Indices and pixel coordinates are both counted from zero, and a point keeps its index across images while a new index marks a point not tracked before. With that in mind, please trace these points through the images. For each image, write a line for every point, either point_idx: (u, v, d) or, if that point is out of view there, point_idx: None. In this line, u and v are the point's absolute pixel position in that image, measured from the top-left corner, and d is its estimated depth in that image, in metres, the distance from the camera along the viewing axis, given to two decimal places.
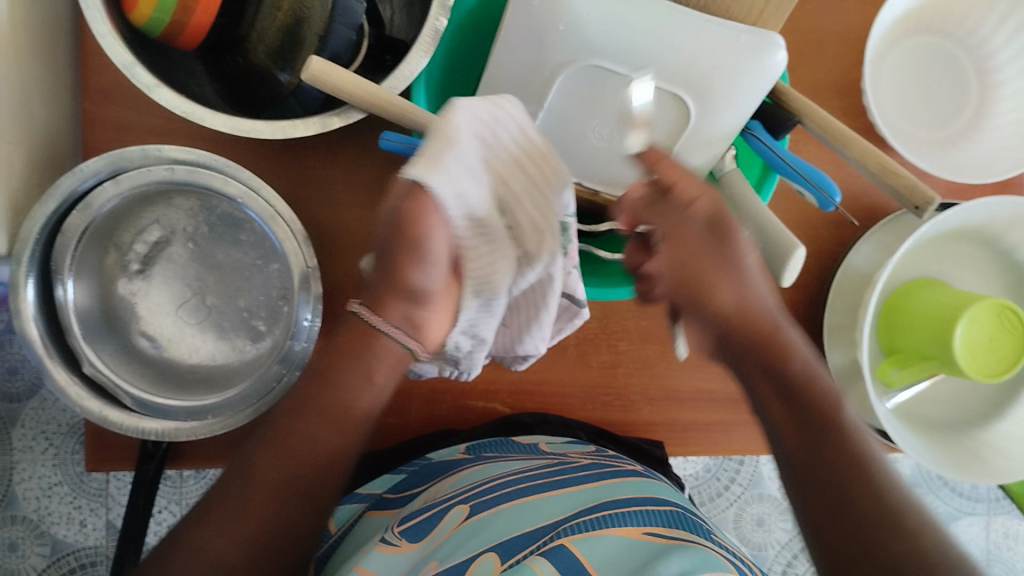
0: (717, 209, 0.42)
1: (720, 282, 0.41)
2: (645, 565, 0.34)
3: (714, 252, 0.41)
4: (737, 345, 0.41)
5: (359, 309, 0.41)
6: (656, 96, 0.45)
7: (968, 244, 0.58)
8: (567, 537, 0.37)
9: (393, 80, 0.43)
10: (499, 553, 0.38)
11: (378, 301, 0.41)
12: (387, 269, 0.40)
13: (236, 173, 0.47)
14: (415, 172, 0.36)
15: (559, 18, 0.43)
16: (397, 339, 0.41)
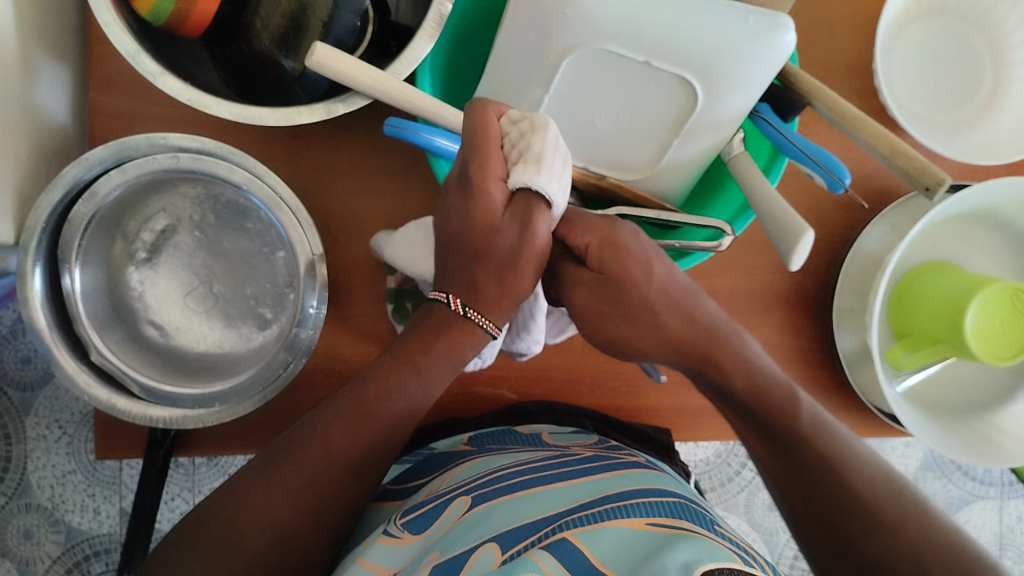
0: (610, 241, 0.41)
1: (629, 329, 0.42)
2: (649, 555, 0.34)
3: (637, 244, 0.41)
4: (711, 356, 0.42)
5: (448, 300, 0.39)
6: (663, 80, 0.44)
7: (980, 227, 0.57)
8: (569, 530, 0.37)
9: (398, 66, 0.43)
10: (499, 543, 0.38)
11: (482, 303, 0.39)
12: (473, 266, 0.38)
13: (240, 161, 0.47)
14: (528, 178, 0.35)
15: (562, 4, 0.41)
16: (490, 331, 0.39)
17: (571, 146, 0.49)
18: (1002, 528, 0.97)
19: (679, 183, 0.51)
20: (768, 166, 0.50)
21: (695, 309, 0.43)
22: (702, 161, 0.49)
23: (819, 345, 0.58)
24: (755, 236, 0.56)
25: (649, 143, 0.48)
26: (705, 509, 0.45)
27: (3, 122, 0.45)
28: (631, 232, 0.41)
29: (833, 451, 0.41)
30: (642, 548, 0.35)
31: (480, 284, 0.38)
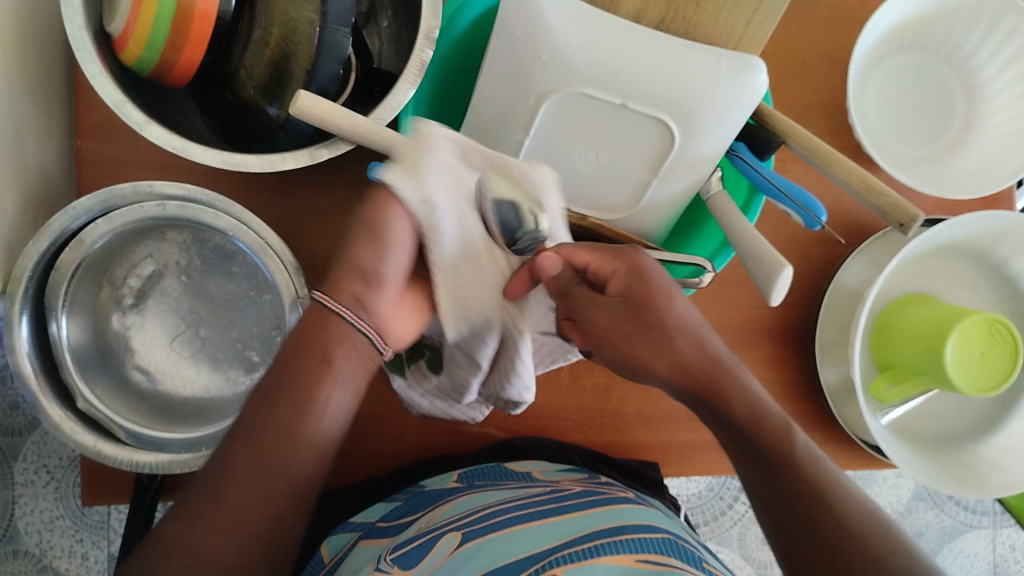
0: (638, 268, 0.42)
1: (646, 349, 0.42)
2: None
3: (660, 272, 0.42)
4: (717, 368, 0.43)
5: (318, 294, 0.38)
6: (640, 121, 0.45)
7: (958, 259, 0.58)
8: (560, 567, 0.37)
9: (381, 112, 0.44)
10: None
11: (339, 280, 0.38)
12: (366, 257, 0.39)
13: (226, 207, 0.48)
14: (387, 175, 0.39)
15: (541, 49, 0.43)
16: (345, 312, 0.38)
17: None
18: (996, 557, 0.97)
19: (659, 222, 0.51)
20: (745, 203, 0.51)
21: (707, 340, 0.42)
22: (682, 200, 0.50)
23: (804, 379, 0.59)
24: (736, 271, 0.57)
25: (630, 182, 0.49)
26: (693, 543, 0.45)
27: None
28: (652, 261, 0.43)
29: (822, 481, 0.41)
30: None
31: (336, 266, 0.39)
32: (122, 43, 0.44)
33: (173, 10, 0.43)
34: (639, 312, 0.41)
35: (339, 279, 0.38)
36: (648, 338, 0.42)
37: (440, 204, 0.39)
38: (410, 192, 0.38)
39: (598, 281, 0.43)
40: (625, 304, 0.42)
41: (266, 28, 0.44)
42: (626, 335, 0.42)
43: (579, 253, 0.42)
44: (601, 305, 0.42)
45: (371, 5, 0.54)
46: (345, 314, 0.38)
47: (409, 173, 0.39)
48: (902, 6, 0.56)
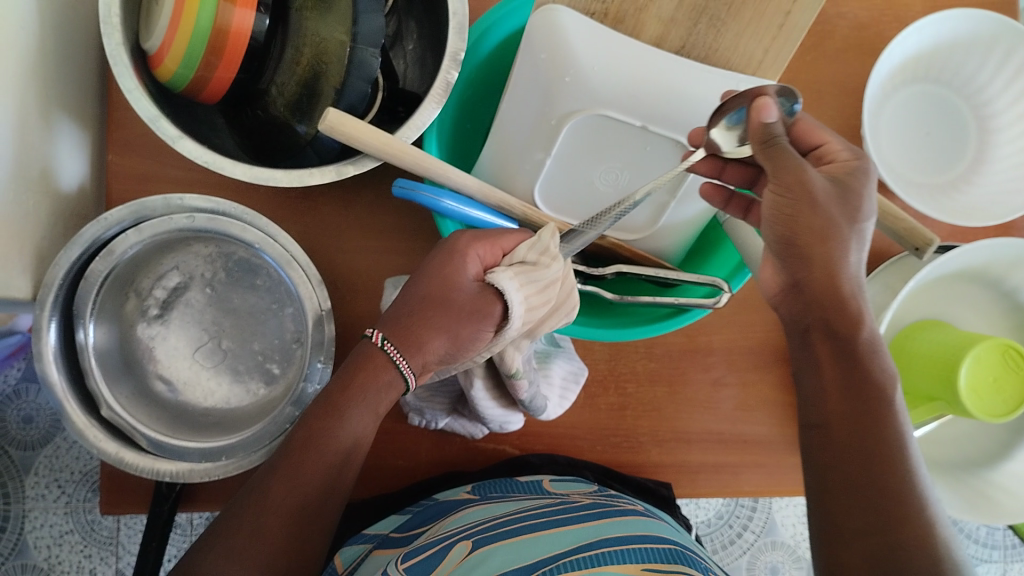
0: (839, 173, 0.40)
1: (812, 230, 0.38)
2: None
3: (860, 191, 0.40)
4: (809, 295, 0.39)
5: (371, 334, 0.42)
6: (659, 143, 0.46)
7: (970, 287, 0.59)
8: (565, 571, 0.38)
9: (406, 130, 0.45)
10: None
11: (404, 340, 0.42)
12: (412, 311, 0.42)
13: (253, 220, 0.49)
14: (504, 277, 0.40)
15: (564, 71, 0.44)
16: (401, 367, 0.41)
17: (570, 207, 0.50)
18: None
19: (675, 243, 0.53)
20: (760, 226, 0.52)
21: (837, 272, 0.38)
22: (698, 221, 0.52)
23: None
24: (750, 293, 0.58)
25: (648, 205, 0.50)
26: (701, 558, 0.45)
27: (25, 181, 0.47)
28: (823, 184, 0.39)
29: (836, 455, 0.37)
30: None
31: (411, 326, 0.42)
32: (158, 59, 0.46)
33: (209, 29, 0.45)
34: (842, 194, 0.39)
35: (416, 344, 0.42)
36: (779, 255, 0.40)
37: (519, 317, 0.41)
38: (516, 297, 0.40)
39: (818, 161, 0.42)
40: (832, 182, 0.39)
41: (298, 48, 0.46)
42: (794, 185, 0.38)
43: (820, 131, 0.43)
44: (812, 173, 0.39)
45: (398, 28, 0.56)
46: (403, 368, 0.41)
47: (529, 289, 0.41)
48: (917, 38, 0.57)
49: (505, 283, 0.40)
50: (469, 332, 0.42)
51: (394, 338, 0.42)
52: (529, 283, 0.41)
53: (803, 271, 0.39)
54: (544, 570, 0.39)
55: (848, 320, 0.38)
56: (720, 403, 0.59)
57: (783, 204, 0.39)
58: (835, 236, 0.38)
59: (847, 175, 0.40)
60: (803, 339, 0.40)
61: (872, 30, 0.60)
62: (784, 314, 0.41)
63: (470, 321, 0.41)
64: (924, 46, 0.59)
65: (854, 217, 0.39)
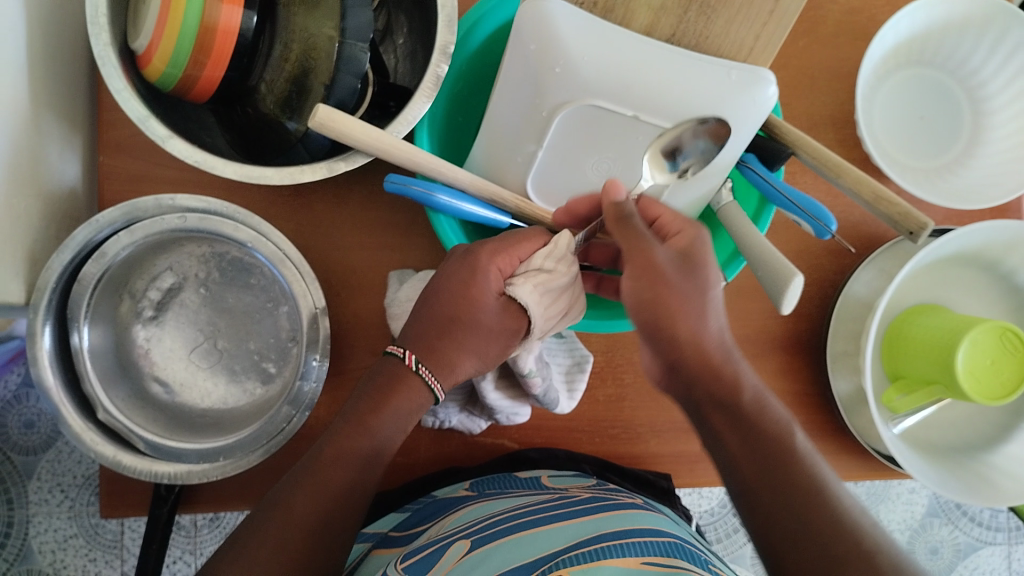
0: (688, 246, 0.42)
1: (675, 305, 0.39)
2: None
3: (694, 264, 0.41)
4: (686, 374, 0.39)
5: (401, 354, 0.44)
6: (651, 133, 0.46)
7: (967, 269, 0.59)
8: (566, 566, 0.38)
9: (398, 125, 0.45)
10: None
11: (428, 356, 0.44)
12: (434, 331, 0.44)
13: (245, 219, 0.48)
14: (525, 294, 0.42)
15: (554, 61, 0.44)
16: (434, 389, 0.43)
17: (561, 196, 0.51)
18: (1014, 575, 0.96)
19: None
20: (755, 214, 0.52)
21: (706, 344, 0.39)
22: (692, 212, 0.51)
23: (816, 389, 0.59)
24: (747, 282, 0.58)
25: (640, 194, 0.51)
26: (701, 550, 0.45)
27: (16, 186, 0.46)
28: (666, 258, 0.40)
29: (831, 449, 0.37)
30: None
31: (434, 343, 0.44)
32: (147, 59, 0.45)
33: (196, 28, 0.45)
34: (690, 269, 0.40)
35: (444, 359, 0.44)
36: (648, 340, 0.40)
37: (540, 327, 0.44)
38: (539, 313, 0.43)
39: (660, 234, 0.43)
40: (679, 257, 0.41)
41: (287, 44, 0.46)
42: (643, 265, 0.40)
43: (656, 206, 0.45)
44: (659, 250, 0.40)
45: (387, 23, 0.56)
46: (436, 389, 0.44)
47: (547, 301, 0.43)
48: (908, 22, 0.57)
49: (530, 301, 0.42)
50: (496, 348, 0.44)
51: (426, 360, 0.43)
52: (552, 297, 0.43)
53: (673, 352, 0.39)
54: (548, 565, 0.39)
55: (728, 388, 0.39)
56: None
57: (638, 286, 0.40)
58: (694, 310, 0.39)
59: (689, 243, 0.42)
60: (698, 416, 0.40)
61: (864, 14, 0.60)
62: (672, 392, 0.41)
63: (496, 336, 0.44)
64: (916, 30, 0.58)
65: (703, 288, 0.40)
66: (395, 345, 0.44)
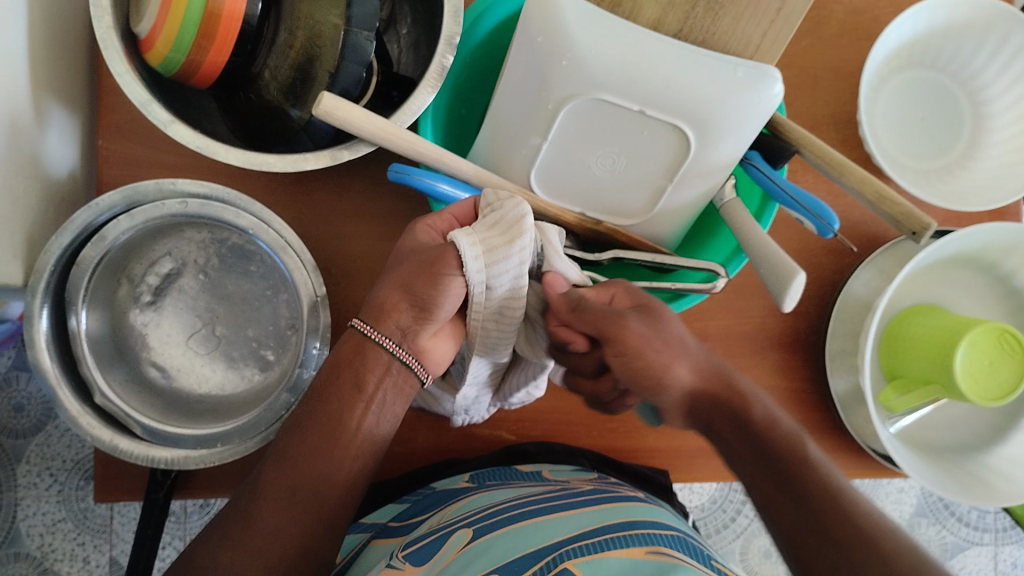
0: (636, 298, 0.43)
1: (669, 356, 0.42)
2: None
3: (652, 329, 0.42)
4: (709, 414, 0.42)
5: (362, 326, 0.41)
6: (657, 128, 0.46)
7: (963, 270, 0.59)
8: (569, 560, 0.38)
9: (401, 115, 0.46)
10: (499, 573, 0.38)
11: (382, 318, 0.41)
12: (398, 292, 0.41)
13: (246, 206, 0.48)
14: (454, 236, 0.39)
15: (561, 54, 0.44)
16: (389, 347, 0.41)
17: (566, 190, 0.50)
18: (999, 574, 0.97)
19: (672, 230, 0.52)
20: (758, 211, 0.52)
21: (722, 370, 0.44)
22: (695, 207, 0.51)
23: (813, 387, 0.59)
24: (748, 279, 0.58)
25: (643, 189, 0.50)
26: (703, 543, 0.45)
27: (16, 168, 0.46)
28: (637, 324, 0.41)
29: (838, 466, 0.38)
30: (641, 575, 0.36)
31: (388, 307, 0.41)
32: (149, 43, 0.45)
33: (200, 13, 0.44)
34: (656, 327, 0.42)
35: (382, 313, 0.41)
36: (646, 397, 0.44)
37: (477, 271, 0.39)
38: (468, 256, 0.39)
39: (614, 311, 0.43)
40: (643, 314, 0.42)
41: (291, 31, 0.46)
42: (644, 314, 0.42)
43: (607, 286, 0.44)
44: (630, 319, 0.41)
45: (391, 12, 0.55)
46: (404, 357, 0.42)
47: (485, 241, 0.39)
48: (912, 23, 0.57)
49: (458, 241, 0.39)
50: (430, 282, 0.40)
51: (377, 325, 0.41)
52: (489, 236, 0.39)
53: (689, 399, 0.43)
54: (553, 556, 0.38)
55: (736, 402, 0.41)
56: None
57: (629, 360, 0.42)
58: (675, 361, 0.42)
59: (630, 292, 0.43)
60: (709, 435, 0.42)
61: (868, 14, 0.60)
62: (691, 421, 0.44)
63: (432, 276, 0.40)
64: (919, 31, 0.58)
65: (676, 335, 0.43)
66: (359, 319, 0.42)
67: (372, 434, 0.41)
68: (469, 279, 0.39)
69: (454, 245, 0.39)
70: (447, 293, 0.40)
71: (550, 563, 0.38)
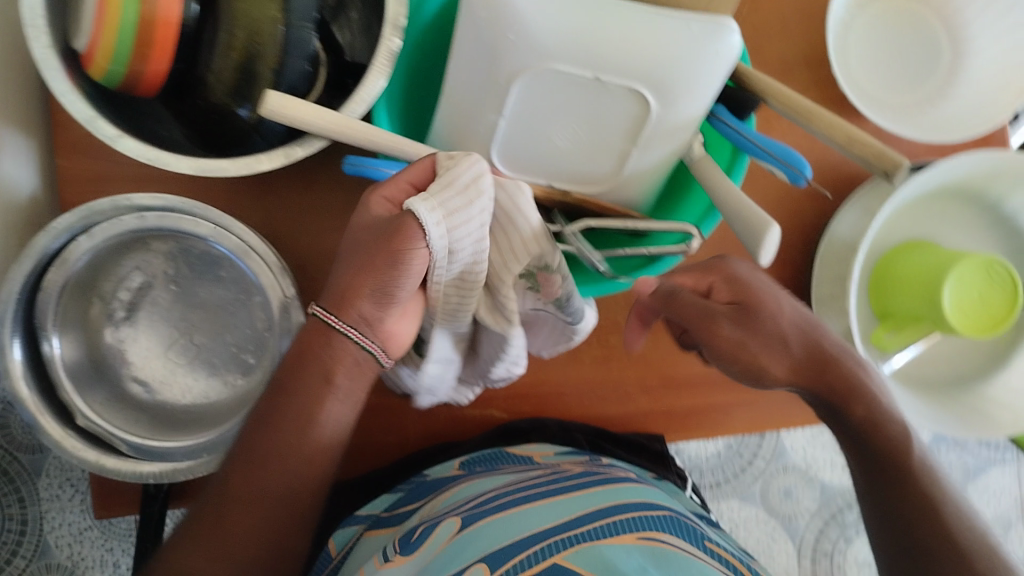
0: (737, 290, 0.43)
1: (763, 352, 0.42)
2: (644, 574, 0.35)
3: (758, 320, 0.43)
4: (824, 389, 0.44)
5: (319, 311, 0.40)
6: (614, 92, 0.45)
7: (950, 201, 0.58)
8: (558, 554, 0.38)
9: (353, 104, 0.45)
10: (488, 562, 0.38)
11: (341, 302, 0.40)
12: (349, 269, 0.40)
13: (205, 213, 0.47)
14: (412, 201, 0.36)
15: (507, 29, 0.42)
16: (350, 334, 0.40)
17: (530, 165, 0.49)
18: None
19: (642, 194, 0.51)
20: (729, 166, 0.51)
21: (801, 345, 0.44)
22: (663, 167, 0.50)
23: None
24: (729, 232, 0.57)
25: (610, 155, 0.49)
26: (694, 522, 0.45)
27: None
28: (732, 324, 0.42)
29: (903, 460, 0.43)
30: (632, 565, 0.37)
31: (348, 286, 0.39)
32: (89, 58, 0.43)
33: (136, 24, 0.43)
34: (747, 316, 0.42)
35: (345, 300, 0.39)
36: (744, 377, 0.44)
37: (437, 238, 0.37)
38: (429, 224, 0.36)
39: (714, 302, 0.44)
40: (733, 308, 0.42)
41: (229, 31, 0.44)
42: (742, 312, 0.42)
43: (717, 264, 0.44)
44: (724, 319, 0.42)
45: None
46: (369, 347, 0.40)
47: (445, 206, 0.36)
48: None
49: (414, 206, 0.36)
50: (386, 260, 0.38)
51: (336, 310, 0.40)
52: (435, 194, 0.36)
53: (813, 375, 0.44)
54: (546, 547, 0.39)
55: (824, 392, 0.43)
56: None
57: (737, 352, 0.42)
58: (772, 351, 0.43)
59: (726, 279, 0.44)
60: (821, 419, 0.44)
61: None
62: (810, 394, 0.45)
63: (389, 256, 0.38)
64: None
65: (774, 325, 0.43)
66: (316, 303, 0.40)
67: (337, 434, 0.41)
68: (428, 245, 0.37)
69: (411, 213, 0.37)
70: (408, 272, 0.38)
71: (534, 556, 0.38)
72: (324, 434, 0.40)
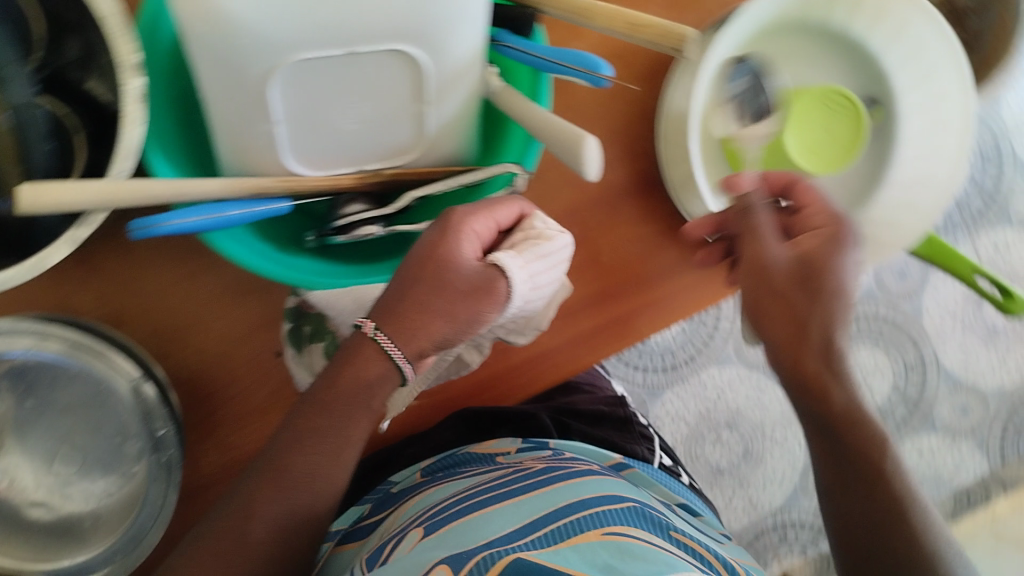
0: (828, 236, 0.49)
1: (782, 308, 0.49)
2: (613, 565, 0.37)
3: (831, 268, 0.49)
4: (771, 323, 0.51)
5: (363, 323, 0.46)
6: (377, 60, 0.41)
7: (772, 38, 0.56)
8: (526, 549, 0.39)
9: (120, 162, 0.41)
10: (450, 564, 0.38)
11: (395, 327, 0.46)
12: (406, 295, 0.46)
13: (13, 326, 0.44)
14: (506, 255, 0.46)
15: (232, 37, 0.38)
16: (394, 358, 0.46)
17: (330, 156, 0.46)
18: None
19: (459, 144, 0.50)
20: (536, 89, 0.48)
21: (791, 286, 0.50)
22: (467, 112, 0.48)
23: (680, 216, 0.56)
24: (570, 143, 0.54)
25: (404, 121, 0.46)
26: (660, 512, 0.48)
27: None
28: (786, 259, 0.49)
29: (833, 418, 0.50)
30: (601, 557, 0.38)
31: (403, 309, 0.46)
32: None
33: None
34: (806, 275, 0.49)
35: (411, 331, 0.46)
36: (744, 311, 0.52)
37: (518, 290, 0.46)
38: (517, 268, 0.46)
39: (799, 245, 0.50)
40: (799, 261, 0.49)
41: None
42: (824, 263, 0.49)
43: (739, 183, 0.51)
44: (773, 248, 0.50)
45: None
46: (397, 359, 0.46)
47: (534, 263, 0.46)
48: None
49: (509, 260, 0.45)
50: (466, 309, 0.46)
51: (386, 325, 0.46)
52: (534, 257, 0.46)
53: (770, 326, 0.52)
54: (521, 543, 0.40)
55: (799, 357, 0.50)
56: (587, 264, 0.56)
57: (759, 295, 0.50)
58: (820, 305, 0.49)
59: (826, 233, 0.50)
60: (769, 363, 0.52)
61: None
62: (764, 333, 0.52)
63: (468, 309, 0.46)
64: None
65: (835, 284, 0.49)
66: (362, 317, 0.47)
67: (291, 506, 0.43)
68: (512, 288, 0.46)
69: (499, 265, 0.46)
70: (473, 315, 0.46)
71: (494, 554, 0.39)
72: (338, 449, 0.46)
